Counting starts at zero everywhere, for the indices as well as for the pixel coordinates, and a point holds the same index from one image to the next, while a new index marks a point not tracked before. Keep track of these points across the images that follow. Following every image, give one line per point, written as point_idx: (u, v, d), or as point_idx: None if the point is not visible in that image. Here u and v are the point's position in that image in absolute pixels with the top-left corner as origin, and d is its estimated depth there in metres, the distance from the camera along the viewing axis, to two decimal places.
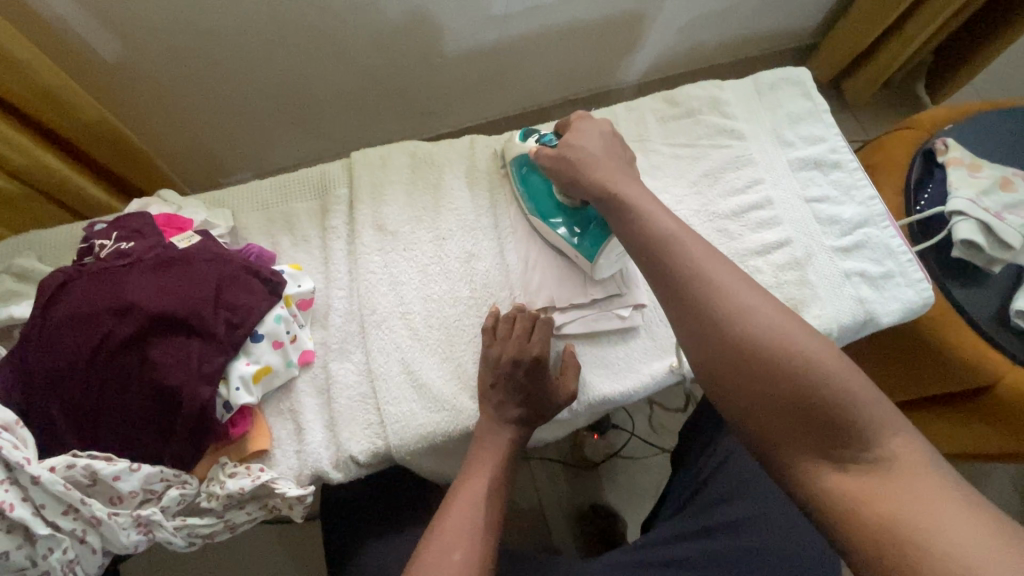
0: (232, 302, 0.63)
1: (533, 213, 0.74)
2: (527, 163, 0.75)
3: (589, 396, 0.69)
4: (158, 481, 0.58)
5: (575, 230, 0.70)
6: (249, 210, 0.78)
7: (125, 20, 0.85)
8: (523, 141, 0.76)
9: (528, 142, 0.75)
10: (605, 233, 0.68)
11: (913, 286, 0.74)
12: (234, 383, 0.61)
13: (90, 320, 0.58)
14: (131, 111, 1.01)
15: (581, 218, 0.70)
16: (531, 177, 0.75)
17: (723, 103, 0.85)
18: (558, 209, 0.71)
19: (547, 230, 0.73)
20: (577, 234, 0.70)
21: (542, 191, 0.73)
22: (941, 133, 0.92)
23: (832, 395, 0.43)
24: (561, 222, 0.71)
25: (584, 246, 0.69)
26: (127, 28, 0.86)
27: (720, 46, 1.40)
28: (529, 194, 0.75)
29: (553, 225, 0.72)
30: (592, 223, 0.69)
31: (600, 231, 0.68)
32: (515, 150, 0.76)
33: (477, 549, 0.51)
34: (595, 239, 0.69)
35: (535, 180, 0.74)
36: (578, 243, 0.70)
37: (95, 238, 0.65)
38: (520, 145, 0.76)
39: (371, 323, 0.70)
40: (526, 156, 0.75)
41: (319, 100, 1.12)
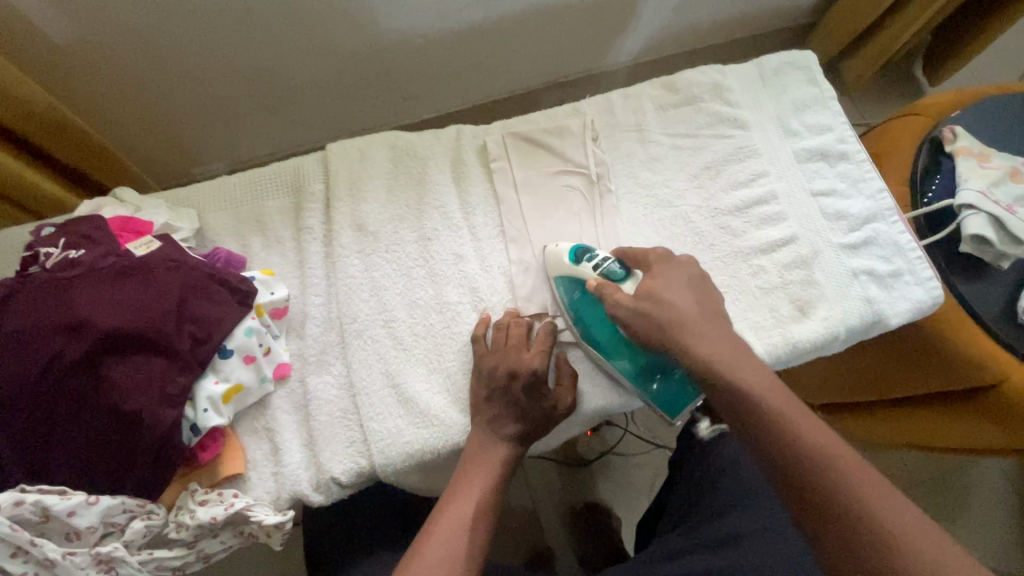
0: (198, 315, 0.57)
1: (592, 345, 0.64)
2: (585, 290, 0.63)
3: (591, 407, 0.65)
4: (121, 513, 0.53)
5: (651, 378, 0.62)
6: (216, 209, 0.72)
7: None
8: (577, 262, 0.62)
9: (585, 269, 0.61)
10: (688, 385, 0.62)
11: (922, 285, 0.71)
12: (201, 405, 0.56)
13: (36, 340, 0.52)
14: (87, 99, 0.93)
15: (661, 366, 0.61)
16: (589, 305, 0.63)
17: (725, 89, 0.80)
18: (630, 353, 0.62)
19: (615, 372, 0.63)
20: (654, 381, 0.62)
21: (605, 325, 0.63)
22: (949, 121, 0.88)
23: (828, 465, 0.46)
24: (630, 364, 0.62)
25: (662, 396, 0.62)
26: (76, 9, 0.78)
27: (716, 26, 1.34)
28: (587, 324, 0.63)
29: (622, 368, 0.62)
30: (673, 372, 0.61)
31: (682, 385, 0.62)
32: (564, 269, 0.63)
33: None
34: (677, 390, 0.62)
35: (593, 308, 0.63)
36: (655, 390, 0.62)
37: (39, 245, 0.58)
38: (574, 268, 0.62)
39: (352, 333, 0.65)
40: (583, 283, 0.62)
41: (292, 86, 1.05)
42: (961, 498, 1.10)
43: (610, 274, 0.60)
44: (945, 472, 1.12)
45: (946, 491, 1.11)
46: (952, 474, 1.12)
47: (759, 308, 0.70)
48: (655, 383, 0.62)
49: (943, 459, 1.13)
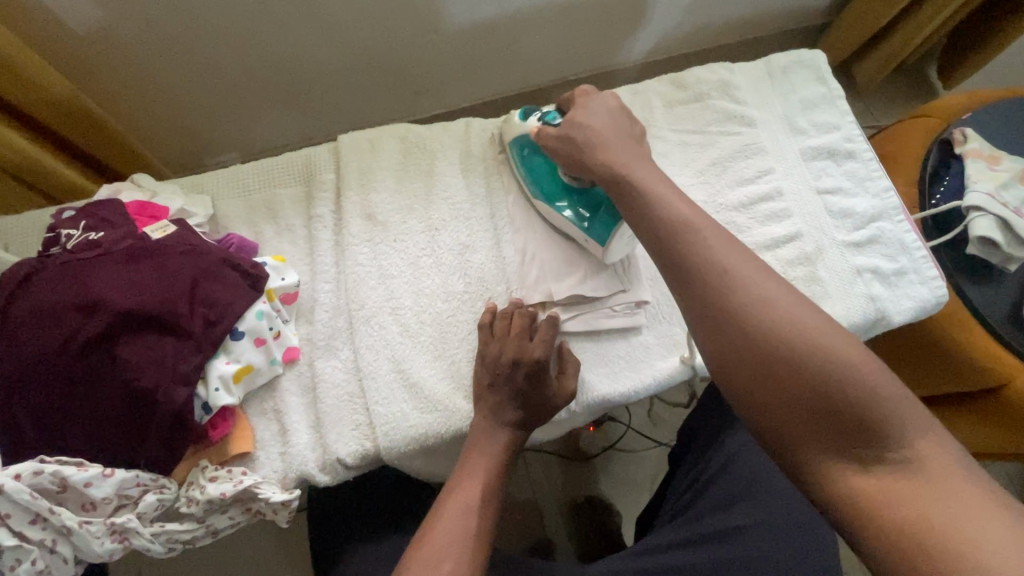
0: (210, 297, 0.59)
1: (537, 195, 0.71)
2: (529, 145, 0.71)
3: (593, 396, 0.66)
4: (134, 486, 0.55)
5: (585, 215, 0.67)
6: (230, 197, 0.74)
7: None
8: (523, 118, 0.72)
9: (529, 121, 0.71)
10: (615, 216, 0.65)
11: (927, 284, 0.71)
12: (213, 383, 0.58)
13: (56, 317, 0.54)
14: (106, 89, 0.96)
15: (593, 201, 0.67)
16: (534, 158, 0.71)
17: (732, 86, 0.80)
18: (567, 195, 0.68)
19: (556, 217, 0.69)
20: (585, 217, 0.67)
21: (546, 173, 0.70)
22: (959, 122, 0.88)
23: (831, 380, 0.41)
24: (568, 205, 0.68)
25: (592, 229, 0.66)
26: None
27: (727, 25, 1.34)
28: (529, 173, 0.72)
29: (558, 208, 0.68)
30: (602, 207, 0.66)
31: (611, 215, 0.65)
32: (514, 130, 0.73)
33: (470, 564, 0.48)
34: (605, 223, 0.65)
35: (538, 161, 0.71)
36: (588, 228, 0.67)
37: (61, 226, 0.60)
38: (520, 123, 0.72)
39: (360, 319, 0.67)
40: (528, 137, 0.71)
41: (306, 78, 1.07)
42: None
43: (545, 120, 0.68)
44: None
45: None
46: None
47: None
48: (587, 221, 0.67)
49: None
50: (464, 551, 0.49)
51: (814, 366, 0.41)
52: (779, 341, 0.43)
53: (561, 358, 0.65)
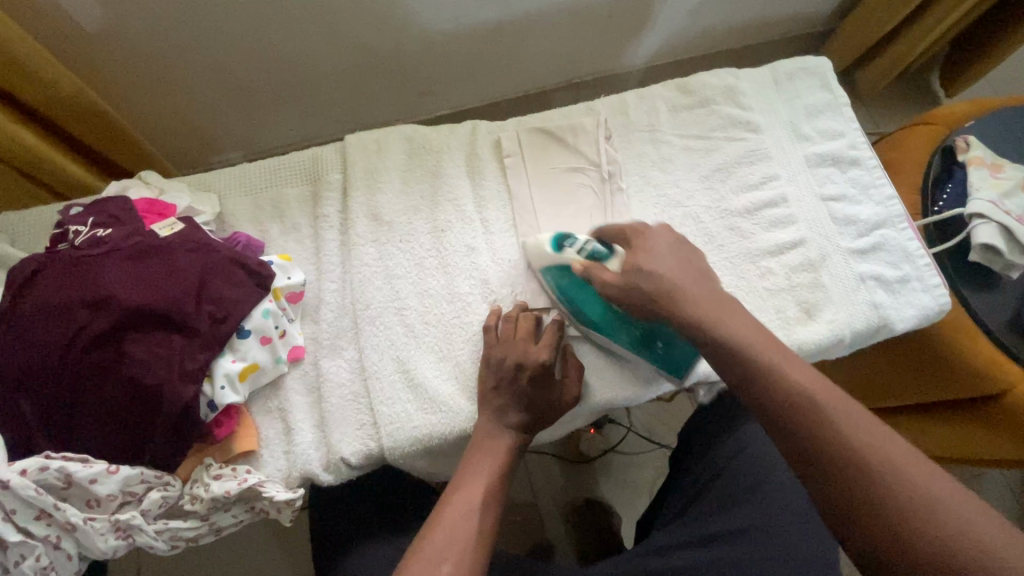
0: (217, 296, 0.59)
1: (590, 328, 0.66)
2: (571, 274, 0.64)
3: (597, 399, 0.66)
4: (139, 483, 0.55)
5: (652, 346, 0.63)
6: (236, 195, 0.74)
7: None
8: (559, 249, 0.65)
9: (568, 254, 0.64)
10: (691, 351, 0.62)
11: (929, 292, 0.71)
12: (219, 382, 0.58)
13: (64, 313, 0.54)
14: (114, 86, 0.96)
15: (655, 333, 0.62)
16: (576, 290, 0.65)
17: (738, 92, 0.80)
18: (625, 328, 0.64)
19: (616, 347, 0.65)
20: (655, 349, 0.63)
21: (595, 307, 0.64)
22: (962, 130, 0.88)
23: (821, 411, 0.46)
24: (627, 336, 0.64)
25: (667, 360, 0.63)
26: None
27: (732, 31, 1.34)
28: (577, 306, 0.65)
29: (619, 339, 0.64)
30: (673, 340, 0.62)
31: (684, 351, 0.62)
32: (547, 259, 0.66)
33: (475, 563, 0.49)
34: (681, 357, 0.63)
35: (582, 292, 0.64)
36: (660, 356, 0.63)
37: (68, 223, 0.61)
38: (557, 255, 0.65)
39: (365, 319, 0.67)
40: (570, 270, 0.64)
41: (312, 78, 1.07)
42: None
43: (591, 256, 0.62)
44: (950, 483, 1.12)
45: None
46: None
47: (765, 309, 0.71)
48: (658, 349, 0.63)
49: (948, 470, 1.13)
50: (467, 552, 0.49)
51: (805, 398, 0.46)
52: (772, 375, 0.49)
53: (566, 361, 0.65)
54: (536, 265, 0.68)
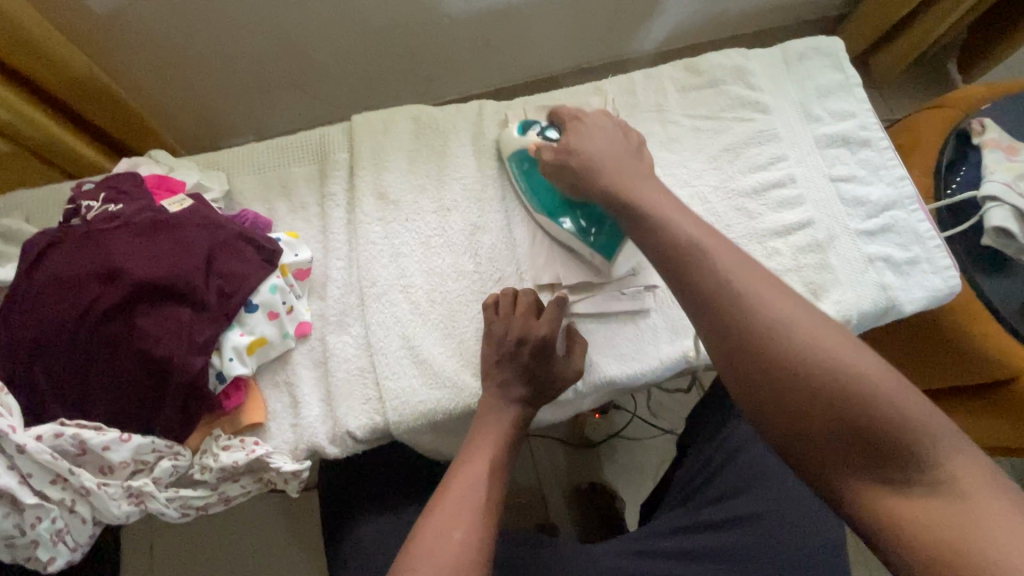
0: (226, 270, 0.60)
1: (537, 210, 0.70)
2: (530, 159, 0.71)
3: (600, 377, 0.66)
4: (150, 451, 0.56)
5: (588, 228, 0.67)
6: (244, 174, 0.75)
7: None
8: (522, 133, 0.72)
9: (529, 136, 0.71)
10: (622, 235, 0.66)
11: (939, 274, 0.71)
12: (227, 354, 0.59)
13: (77, 285, 0.55)
14: (124, 68, 0.96)
15: (593, 213, 0.66)
16: (534, 173, 0.71)
17: (748, 72, 0.79)
18: (568, 209, 0.68)
19: (557, 232, 0.69)
20: (591, 232, 0.67)
21: (546, 188, 0.69)
22: (976, 113, 0.87)
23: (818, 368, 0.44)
24: (571, 220, 0.68)
25: (597, 244, 0.67)
26: None
27: (744, 14, 1.32)
28: (528, 187, 0.71)
29: (561, 223, 0.68)
30: (608, 222, 0.66)
31: (616, 233, 0.66)
32: (512, 145, 0.72)
33: (481, 529, 0.50)
34: (611, 239, 0.66)
35: (537, 175, 0.70)
36: (593, 242, 0.67)
37: (81, 198, 0.62)
38: (518, 137, 0.71)
39: (371, 296, 0.67)
40: (527, 152, 0.71)
41: (320, 62, 1.07)
42: None
43: (546, 138, 0.69)
44: None
45: None
46: None
47: None
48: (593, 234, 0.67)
49: None
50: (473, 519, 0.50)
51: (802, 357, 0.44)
52: (768, 329, 0.46)
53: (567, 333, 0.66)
54: (502, 156, 0.74)
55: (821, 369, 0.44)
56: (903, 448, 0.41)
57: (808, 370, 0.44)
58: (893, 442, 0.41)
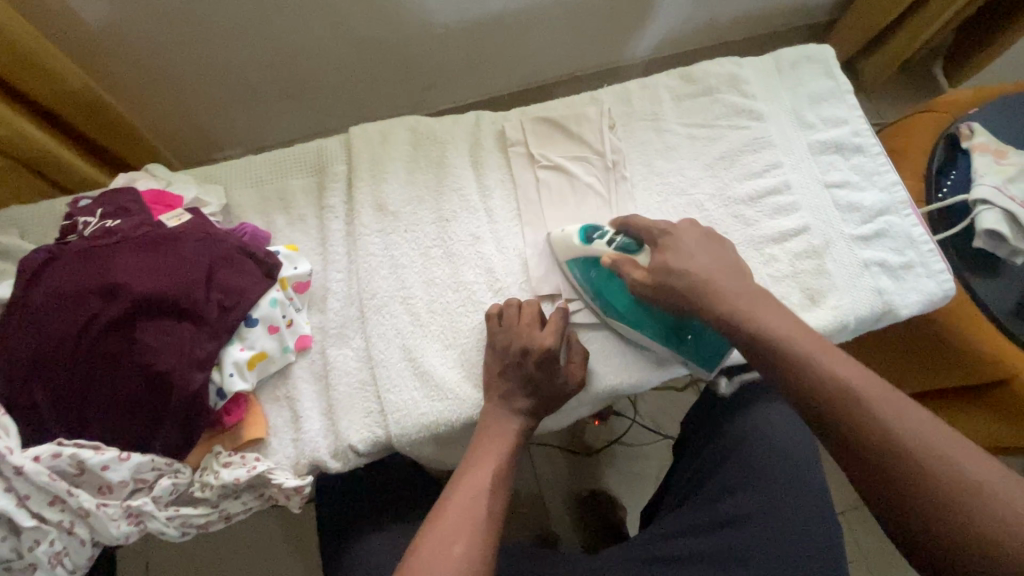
0: (226, 285, 0.59)
1: (616, 319, 0.66)
2: (599, 267, 0.65)
3: (603, 386, 0.66)
4: (150, 470, 0.56)
5: (681, 337, 0.64)
6: (242, 187, 0.74)
7: None
8: (585, 241, 0.66)
9: (597, 245, 0.65)
10: (722, 343, 0.63)
11: (934, 277, 0.72)
12: (228, 369, 0.59)
13: (75, 302, 0.55)
14: (119, 80, 0.96)
15: (685, 325, 0.63)
16: (605, 283, 0.65)
17: (742, 81, 0.80)
18: (655, 322, 0.64)
19: (646, 341, 0.65)
20: (688, 343, 0.64)
21: (626, 300, 0.65)
22: (966, 118, 0.88)
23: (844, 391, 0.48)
24: (655, 329, 0.64)
25: (697, 354, 0.64)
26: None
27: (734, 22, 1.34)
28: (604, 297, 0.65)
29: (649, 333, 0.65)
30: (705, 331, 0.63)
31: (715, 343, 0.63)
32: (576, 252, 0.66)
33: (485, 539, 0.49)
34: (713, 350, 0.64)
35: (613, 285, 0.65)
36: (691, 350, 0.64)
37: (78, 214, 0.61)
38: (585, 247, 0.65)
39: (371, 307, 0.67)
40: (598, 261, 0.65)
41: (316, 73, 1.07)
42: None
43: (622, 247, 0.65)
44: None
45: None
46: None
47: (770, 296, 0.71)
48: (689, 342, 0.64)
49: None
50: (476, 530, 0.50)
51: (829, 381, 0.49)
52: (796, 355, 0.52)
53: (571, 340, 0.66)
54: (561, 258, 0.68)
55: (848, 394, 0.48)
56: (859, 408, 0.47)
57: (834, 394, 0.48)
58: (921, 465, 0.43)
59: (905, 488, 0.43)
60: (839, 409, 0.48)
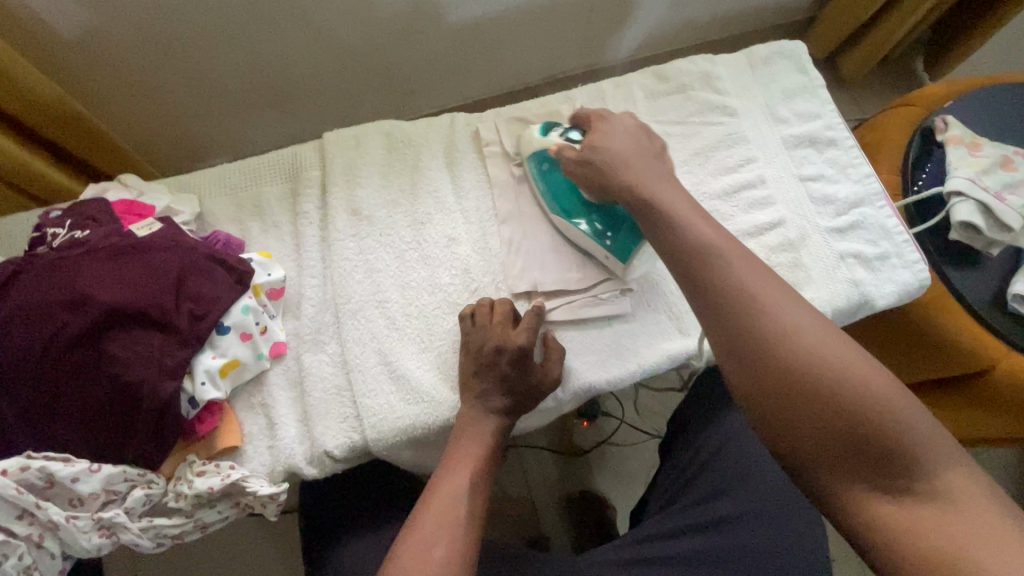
0: (197, 293, 0.59)
1: (556, 212, 0.69)
2: (548, 160, 0.70)
3: (579, 383, 0.66)
4: (122, 481, 0.55)
5: (605, 232, 0.66)
6: (217, 195, 0.74)
7: None
8: (542, 133, 0.71)
9: (550, 137, 0.69)
10: (637, 237, 0.65)
11: (909, 268, 0.72)
12: (199, 378, 0.58)
13: (42, 314, 0.54)
14: (96, 93, 0.96)
15: (612, 216, 0.66)
16: (553, 174, 0.70)
17: (714, 78, 0.81)
18: (586, 212, 0.67)
19: (576, 235, 0.68)
20: (609, 234, 0.66)
21: (567, 191, 0.68)
22: (940, 111, 0.88)
23: (806, 355, 0.45)
24: (585, 222, 0.67)
25: (615, 247, 0.66)
26: None
27: (714, 21, 1.35)
28: (547, 185, 0.70)
29: (580, 225, 0.68)
30: (625, 226, 0.65)
31: (633, 234, 0.65)
32: (532, 146, 0.71)
33: (460, 545, 0.49)
34: (628, 242, 0.65)
35: (557, 177, 0.69)
36: (610, 245, 0.66)
37: (46, 226, 0.61)
38: (540, 138, 0.70)
39: (346, 312, 0.67)
40: (548, 152, 0.69)
41: (294, 80, 1.07)
42: None
43: (568, 139, 0.67)
44: None
45: None
46: None
47: None
48: (610, 238, 0.66)
49: None
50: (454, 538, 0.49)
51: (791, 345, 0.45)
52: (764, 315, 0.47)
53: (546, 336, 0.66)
54: (522, 156, 0.73)
55: (811, 361, 0.44)
56: (881, 422, 0.41)
57: (796, 360, 0.45)
58: (880, 442, 0.41)
59: (863, 470, 0.41)
60: (866, 438, 0.41)
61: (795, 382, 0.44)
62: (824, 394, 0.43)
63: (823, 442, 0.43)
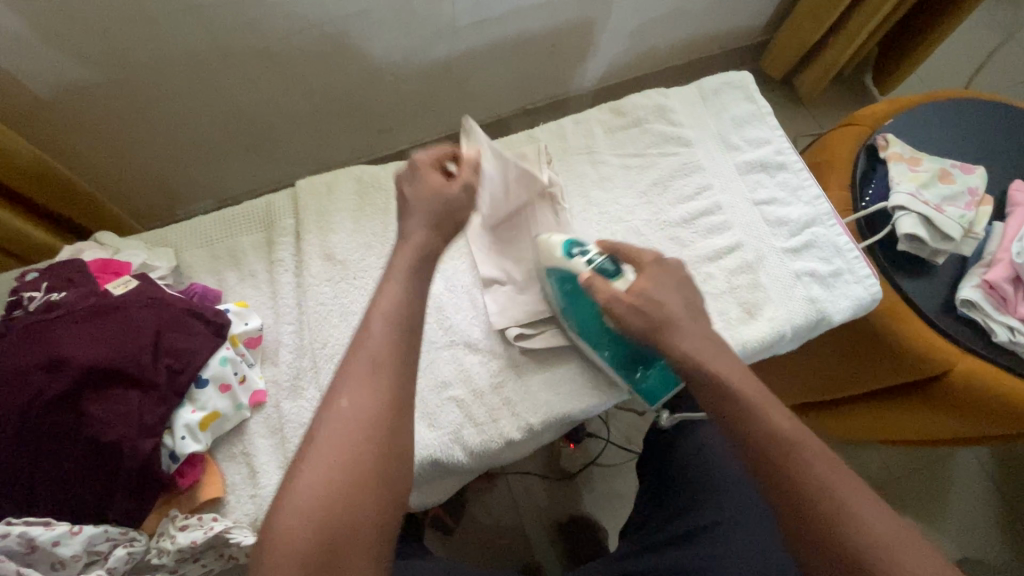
0: (174, 348, 0.60)
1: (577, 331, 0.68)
2: (573, 280, 0.66)
3: (551, 413, 0.69)
4: (104, 541, 0.56)
5: (635, 369, 0.67)
6: (192, 247, 0.76)
7: (65, 48, 0.81)
8: (568, 253, 0.65)
9: (576, 263, 0.64)
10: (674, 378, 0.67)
11: (860, 283, 0.76)
12: (178, 433, 0.59)
13: (17, 379, 0.54)
14: (72, 149, 0.97)
15: (643, 357, 0.67)
16: (575, 296, 0.66)
17: (667, 110, 0.85)
18: (612, 345, 0.66)
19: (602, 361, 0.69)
20: (640, 371, 0.67)
21: (590, 318, 0.66)
22: (882, 129, 0.93)
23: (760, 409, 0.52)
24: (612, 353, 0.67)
25: (643, 383, 0.68)
26: (65, 56, 0.82)
27: (673, 49, 1.41)
28: (569, 308, 0.68)
29: (606, 358, 0.68)
30: (654, 363, 0.66)
31: (664, 376, 0.67)
32: (557, 262, 0.66)
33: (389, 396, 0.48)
34: (659, 379, 0.68)
35: (581, 301, 0.66)
36: (638, 378, 0.68)
37: (23, 290, 0.61)
38: (567, 261, 0.65)
39: (323, 357, 0.69)
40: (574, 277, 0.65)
41: (269, 125, 1.10)
42: (937, 490, 1.14)
43: (601, 271, 0.63)
44: (920, 465, 1.16)
45: (923, 484, 1.15)
46: (924, 469, 1.16)
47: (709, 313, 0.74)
48: (639, 372, 0.67)
49: (917, 453, 1.17)
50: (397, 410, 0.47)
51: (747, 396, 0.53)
52: (725, 368, 0.55)
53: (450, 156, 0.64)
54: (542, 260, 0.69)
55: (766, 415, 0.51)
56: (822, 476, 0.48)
57: (755, 412, 0.52)
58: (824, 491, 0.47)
59: (806, 508, 0.47)
60: (811, 486, 0.47)
61: (755, 430, 0.51)
62: (778, 441, 0.50)
63: (777, 484, 0.49)
